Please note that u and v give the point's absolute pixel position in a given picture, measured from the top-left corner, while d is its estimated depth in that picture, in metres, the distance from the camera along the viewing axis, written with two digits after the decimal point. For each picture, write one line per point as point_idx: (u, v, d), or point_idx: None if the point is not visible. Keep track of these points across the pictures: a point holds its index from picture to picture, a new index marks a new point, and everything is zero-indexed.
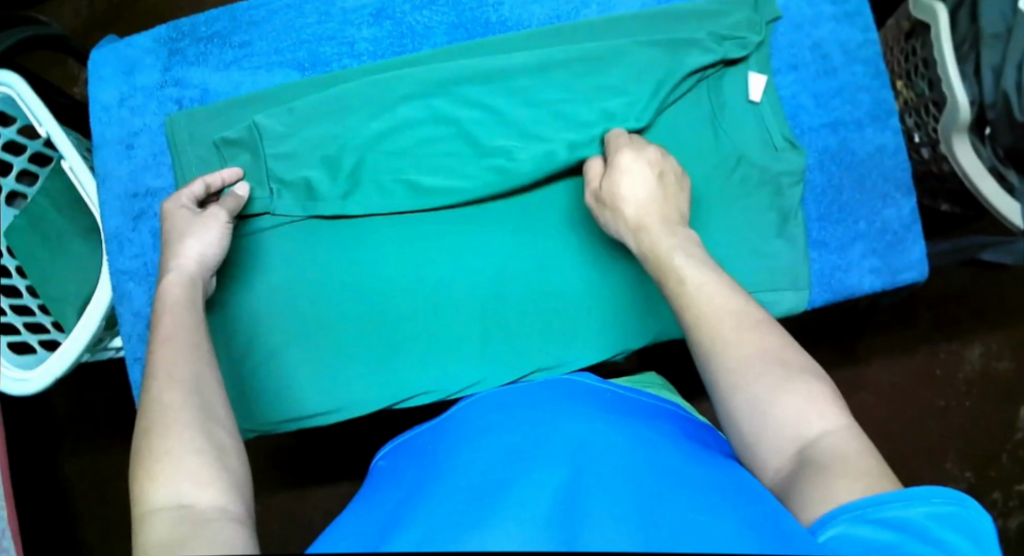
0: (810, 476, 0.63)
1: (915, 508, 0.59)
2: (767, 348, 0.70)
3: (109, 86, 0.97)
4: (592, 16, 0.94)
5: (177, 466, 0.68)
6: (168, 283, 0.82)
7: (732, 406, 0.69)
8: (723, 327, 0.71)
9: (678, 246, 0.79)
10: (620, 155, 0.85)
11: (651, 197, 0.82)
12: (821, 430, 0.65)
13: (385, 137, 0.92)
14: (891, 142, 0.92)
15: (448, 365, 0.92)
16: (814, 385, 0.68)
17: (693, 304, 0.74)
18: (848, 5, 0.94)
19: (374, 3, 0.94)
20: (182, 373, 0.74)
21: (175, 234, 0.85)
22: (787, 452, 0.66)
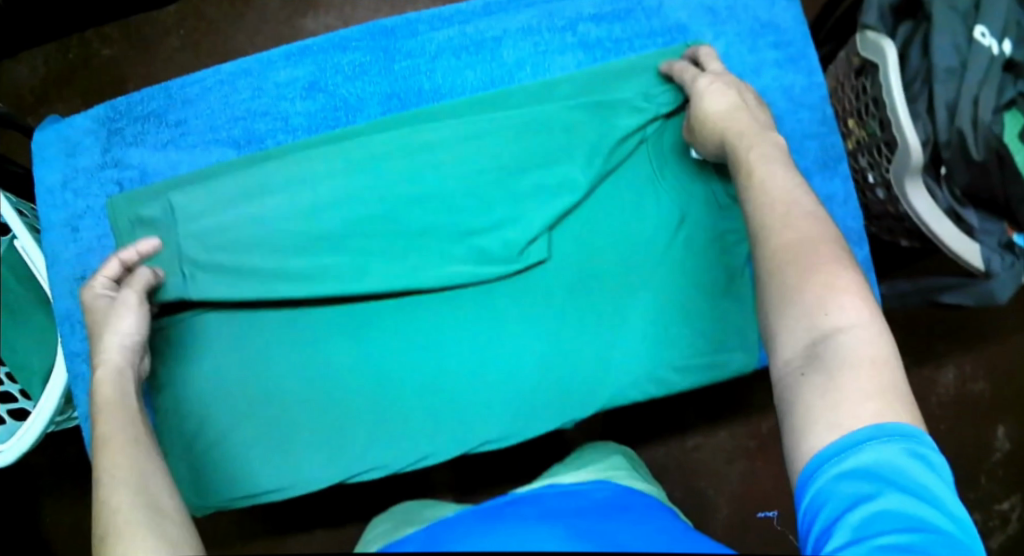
0: (818, 376, 0.64)
1: (890, 451, 0.60)
2: (811, 233, 0.71)
3: (53, 168, 0.96)
4: (526, 79, 0.92)
5: None
6: (100, 379, 0.81)
7: (767, 286, 0.70)
8: (781, 207, 0.73)
9: (758, 147, 0.78)
10: (703, 81, 0.85)
11: (727, 99, 0.83)
12: (843, 325, 0.66)
13: (304, 214, 0.89)
14: (840, 190, 0.92)
15: (397, 439, 0.91)
16: (847, 277, 0.68)
17: (760, 192, 0.75)
18: (790, 49, 0.93)
19: (305, 75, 0.93)
20: (127, 473, 0.74)
21: (99, 329, 0.83)
22: (800, 336, 0.67)
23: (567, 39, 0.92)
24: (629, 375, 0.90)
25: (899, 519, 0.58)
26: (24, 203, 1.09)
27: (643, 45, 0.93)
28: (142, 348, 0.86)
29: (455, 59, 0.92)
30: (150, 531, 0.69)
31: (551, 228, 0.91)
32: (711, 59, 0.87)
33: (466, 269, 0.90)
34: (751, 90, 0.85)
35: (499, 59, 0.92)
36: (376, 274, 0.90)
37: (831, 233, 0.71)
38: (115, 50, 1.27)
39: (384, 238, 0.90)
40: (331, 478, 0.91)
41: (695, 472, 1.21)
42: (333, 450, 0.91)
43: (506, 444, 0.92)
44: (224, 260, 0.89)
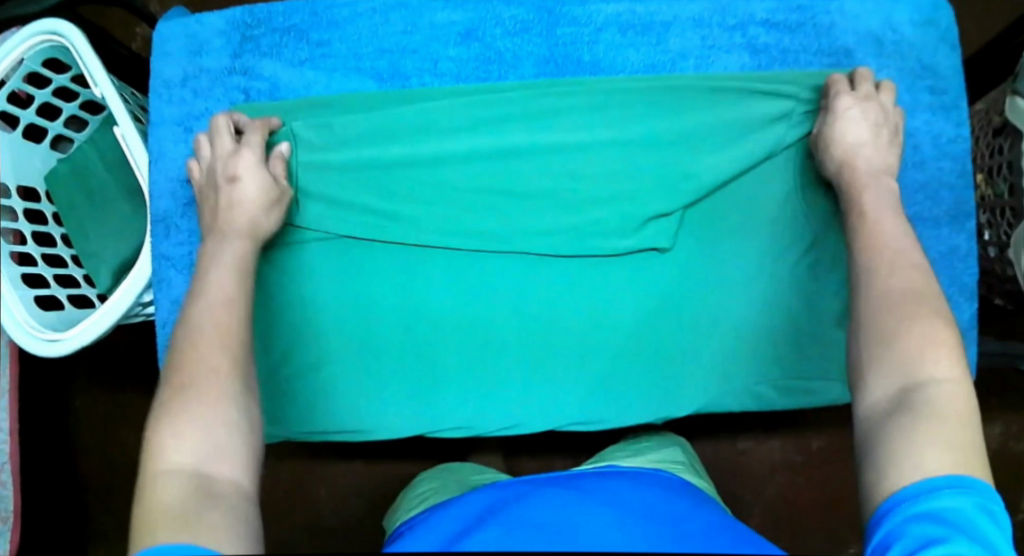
0: (905, 418, 0.64)
1: (963, 503, 0.60)
2: (909, 285, 0.70)
3: (173, 63, 0.94)
4: (688, 71, 0.91)
5: (199, 433, 0.65)
6: (233, 241, 0.80)
7: (864, 328, 0.70)
8: (885, 251, 0.74)
9: (870, 189, 0.80)
10: (841, 104, 0.84)
11: (867, 134, 0.83)
12: (939, 377, 0.66)
13: (434, 165, 0.89)
14: (964, 245, 0.92)
15: (489, 406, 0.90)
16: (946, 331, 0.68)
17: (873, 229, 0.76)
18: (945, 97, 0.92)
19: (463, 21, 0.90)
20: (233, 328, 0.71)
21: (242, 204, 0.82)
22: (891, 381, 0.67)
23: (735, 39, 0.91)
24: (730, 385, 0.90)
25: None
26: (127, 88, 1.05)
27: (808, 61, 0.92)
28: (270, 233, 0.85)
29: (620, 36, 0.90)
30: (234, 391, 0.67)
31: (686, 208, 0.89)
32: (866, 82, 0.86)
33: (571, 244, 0.89)
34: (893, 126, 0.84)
35: (665, 45, 0.90)
36: (489, 234, 0.89)
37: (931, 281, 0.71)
38: None
39: (511, 199, 0.89)
40: (411, 430, 0.91)
41: (739, 475, 1.22)
42: (421, 401, 0.90)
43: (593, 427, 0.92)
44: (339, 189, 0.88)
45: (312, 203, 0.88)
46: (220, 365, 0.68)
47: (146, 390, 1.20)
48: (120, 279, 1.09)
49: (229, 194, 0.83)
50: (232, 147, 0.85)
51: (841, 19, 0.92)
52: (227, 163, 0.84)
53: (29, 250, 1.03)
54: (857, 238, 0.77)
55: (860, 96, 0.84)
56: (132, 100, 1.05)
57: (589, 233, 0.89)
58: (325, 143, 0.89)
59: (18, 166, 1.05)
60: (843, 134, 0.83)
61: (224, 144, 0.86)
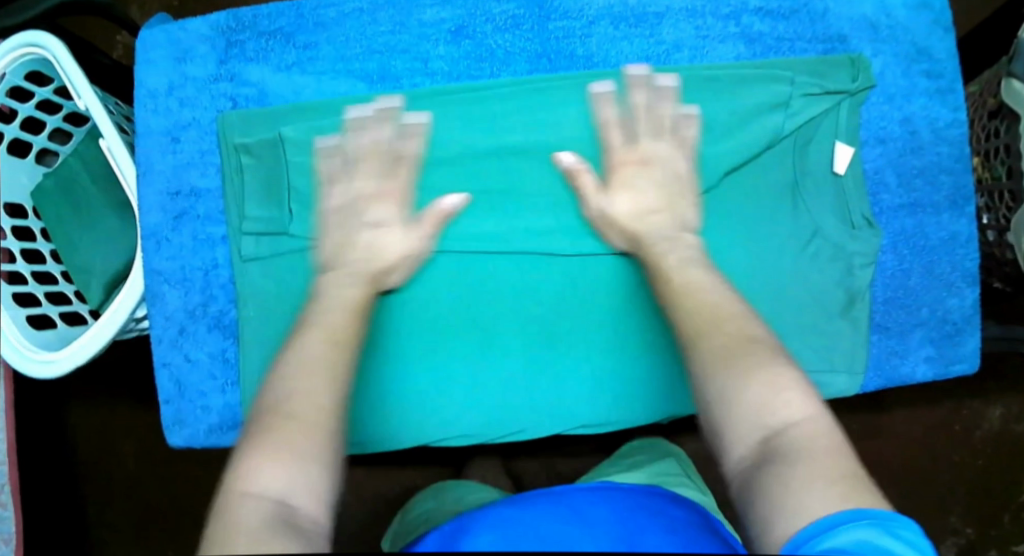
0: (774, 469, 0.61)
1: (870, 532, 0.58)
2: (742, 337, 0.69)
3: (159, 72, 0.92)
4: (683, 62, 0.89)
5: (291, 454, 0.61)
6: (331, 278, 0.80)
7: (704, 393, 0.67)
8: (704, 318, 0.71)
9: (666, 252, 0.80)
10: (624, 172, 0.84)
11: (657, 199, 0.83)
12: (791, 421, 0.63)
13: (427, 167, 0.87)
14: (965, 231, 0.92)
15: (492, 412, 0.88)
16: (785, 374, 0.66)
17: (688, 292, 0.74)
18: (941, 80, 0.92)
19: (452, 18, 0.89)
20: (335, 359, 0.70)
21: (377, 254, 0.82)
22: (750, 438, 0.64)
23: (729, 28, 0.90)
24: None
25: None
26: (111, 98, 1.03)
27: (803, 48, 0.91)
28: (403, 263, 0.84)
29: (613, 28, 0.89)
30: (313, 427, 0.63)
31: None
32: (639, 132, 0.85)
33: (571, 243, 0.87)
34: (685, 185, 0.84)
35: (659, 36, 0.89)
36: (483, 234, 0.87)
37: (757, 328, 0.70)
38: None
39: (508, 198, 0.87)
40: (414, 439, 0.88)
41: None
42: (423, 410, 0.87)
43: (602, 429, 0.90)
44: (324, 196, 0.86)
45: (304, 213, 0.87)
46: (316, 400, 0.66)
47: (143, 406, 1.18)
48: (110, 292, 1.06)
49: (368, 238, 0.83)
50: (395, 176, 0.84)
51: (835, 5, 0.91)
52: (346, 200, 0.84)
53: (18, 268, 1.00)
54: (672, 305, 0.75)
55: (639, 157, 0.84)
56: (117, 111, 1.02)
57: (585, 230, 0.87)
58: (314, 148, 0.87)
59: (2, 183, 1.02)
60: (614, 199, 0.84)
61: (366, 184, 0.84)
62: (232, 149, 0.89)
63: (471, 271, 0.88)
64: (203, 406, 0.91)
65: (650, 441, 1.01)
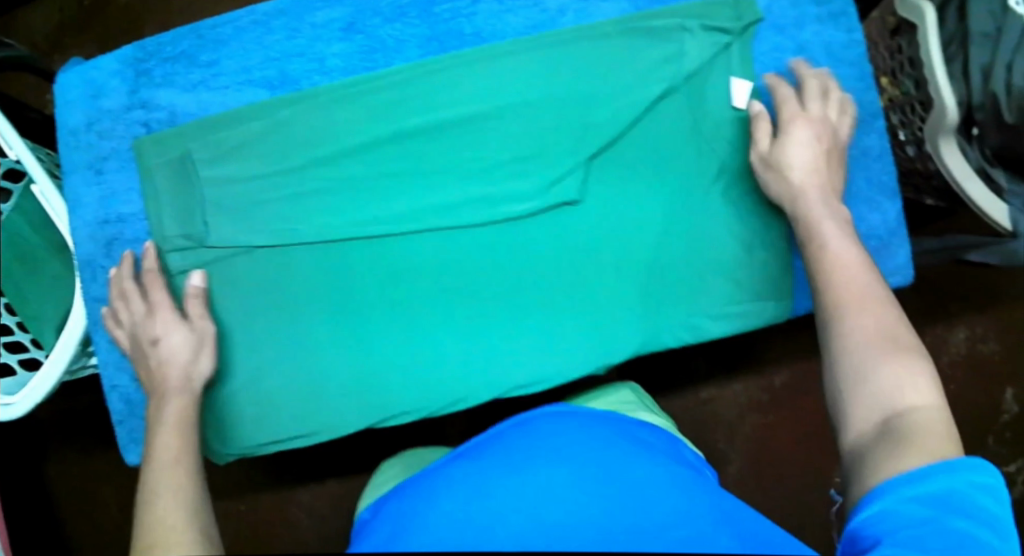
0: (890, 444, 0.62)
1: (959, 483, 0.58)
2: (879, 330, 0.69)
3: (76, 109, 0.95)
4: (568, 25, 0.91)
5: None
6: (155, 405, 0.83)
7: (841, 362, 0.69)
8: (851, 293, 0.73)
9: (824, 216, 0.80)
10: (799, 125, 0.85)
11: (815, 158, 0.84)
12: (917, 404, 0.64)
13: (336, 161, 0.90)
14: (876, 145, 0.92)
15: (428, 386, 0.91)
16: (920, 363, 0.67)
17: (833, 265, 0.76)
18: (832, 5, 0.93)
19: (344, 16, 0.92)
20: (177, 477, 0.74)
21: (172, 362, 0.85)
22: (873, 415, 0.65)
23: None
24: (663, 325, 0.91)
25: (955, 541, 0.55)
26: (40, 148, 1.06)
27: None
28: (205, 358, 0.87)
29: (498, 4, 0.91)
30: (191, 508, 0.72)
31: (591, 158, 0.90)
32: (814, 100, 0.87)
33: (484, 213, 0.89)
34: (837, 146, 0.85)
35: (542, 5, 0.92)
36: (397, 217, 0.90)
37: (896, 311, 0.71)
38: None
39: (418, 179, 0.90)
40: (359, 424, 0.91)
41: (710, 423, 1.22)
42: (363, 392, 0.91)
43: (540, 390, 0.92)
44: (236, 203, 0.90)
45: (225, 228, 0.89)
46: (177, 518, 0.70)
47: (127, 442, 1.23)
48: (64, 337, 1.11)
49: (156, 355, 0.86)
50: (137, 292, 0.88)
51: None
52: (145, 330, 0.86)
53: None
54: (816, 276, 0.76)
55: (812, 115, 0.85)
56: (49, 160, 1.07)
57: (495, 198, 0.90)
58: (229, 159, 0.90)
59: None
60: (785, 148, 0.84)
61: (134, 309, 0.88)
62: (148, 170, 0.92)
63: (275, 276, 0.91)
64: None
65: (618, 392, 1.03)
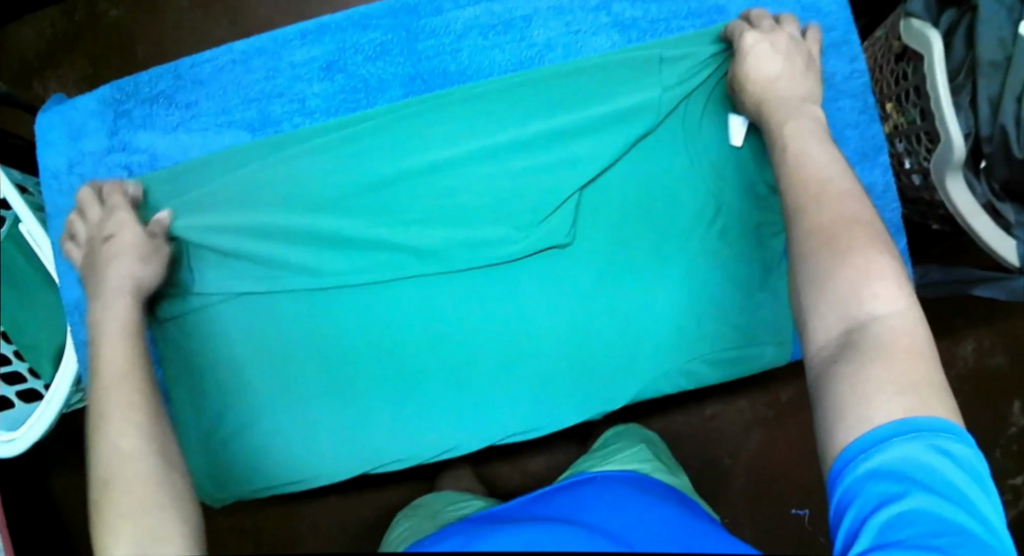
0: (852, 364, 0.60)
1: (919, 448, 0.56)
2: (843, 220, 0.66)
3: (57, 152, 0.92)
4: (557, 61, 0.88)
5: (134, 510, 0.64)
6: (102, 304, 0.79)
7: (802, 264, 0.66)
8: (822, 192, 0.69)
9: (790, 116, 0.77)
10: (749, 44, 0.81)
11: (782, 69, 0.80)
12: (880, 313, 0.61)
13: (318, 208, 0.87)
14: (881, 181, 0.89)
15: (420, 433, 0.90)
16: (883, 263, 0.63)
17: (795, 162, 0.73)
18: (833, 34, 0.89)
19: (323, 55, 0.89)
20: (135, 402, 0.70)
21: (118, 256, 0.81)
22: (833, 321, 0.62)
23: (600, 19, 0.88)
24: (659, 369, 0.89)
25: (926, 524, 0.54)
26: (30, 181, 1.05)
27: (680, 27, 0.88)
28: (159, 268, 0.83)
29: (482, 39, 0.88)
30: (155, 442, 0.68)
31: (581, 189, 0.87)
32: (764, 19, 0.84)
33: (470, 257, 0.87)
34: (806, 55, 0.81)
35: (529, 39, 0.88)
36: (384, 264, 0.88)
37: (869, 214, 0.67)
38: (122, 12, 1.21)
39: (401, 224, 0.87)
40: (352, 471, 0.90)
41: (714, 440, 1.20)
42: (355, 441, 0.89)
43: (533, 435, 0.91)
44: (220, 244, 0.86)
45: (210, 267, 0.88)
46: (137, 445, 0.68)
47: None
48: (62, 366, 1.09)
49: (106, 251, 0.82)
50: (99, 206, 0.85)
51: None
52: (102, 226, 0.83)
53: None
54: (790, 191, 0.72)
55: (765, 30, 0.82)
56: (38, 191, 1.08)
57: (485, 244, 0.87)
58: (204, 207, 0.87)
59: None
60: (751, 67, 0.81)
61: (95, 214, 0.85)
62: None
63: (262, 322, 0.88)
64: None
65: (623, 427, 1.02)
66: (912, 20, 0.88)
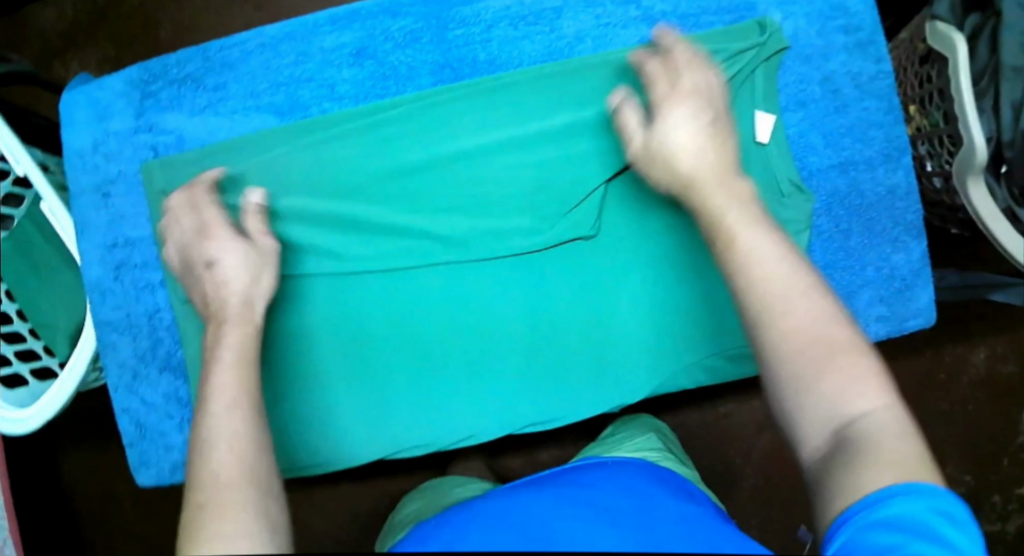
0: (845, 462, 0.59)
1: (920, 508, 0.56)
2: (813, 304, 0.65)
3: (82, 130, 0.92)
4: (587, 53, 0.88)
5: (228, 511, 0.60)
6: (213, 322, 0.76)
7: (776, 371, 0.64)
8: (788, 283, 0.66)
9: (728, 199, 0.74)
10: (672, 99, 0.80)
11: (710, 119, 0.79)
12: (867, 410, 0.61)
13: (347, 194, 0.87)
14: (904, 183, 0.90)
15: (441, 421, 0.90)
16: (858, 360, 0.63)
17: (744, 254, 0.69)
18: (860, 34, 0.89)
19: (353, 41, 0.89)
20: (241, 403, 0.67)
21: (231, 271, 0.78)
22: (823, 424, 0.62)
23: (630, 13, 0.88)
24: (679, 362, 0.89)
25: None
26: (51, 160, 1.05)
27: (709, 23, 0.89)
28: (267, 270, 0.80)
29: (513, 29, 0.88)
30: (258, 448, 0.65)
31: (607, 183, 0.87)
32: (672, 45, 0.84)
33: (495, 246, 0.88)
34: (719, 91, 0.81)
35: (559, 30, 0.88)
36: (408, 250, 0.88)
37: (830, 301, 0.66)
38: None
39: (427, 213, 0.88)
40: (372, 456, 0.90)
41: (728, 438, 1.20)
42: (376, 425, 0.90)
43: (554, 426, 0.91)
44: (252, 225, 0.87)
45: None
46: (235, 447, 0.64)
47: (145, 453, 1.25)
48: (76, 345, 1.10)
49: (211, 279, 0.78)
50: (195, 230, 0.81)
51: None
52: (197, 245, 0.80)
53: None
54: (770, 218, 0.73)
55: (676, 92, 0.80)
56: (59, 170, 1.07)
57: (510, 233, 0.88)
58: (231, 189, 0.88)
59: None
60: (664, 135, 0.79)
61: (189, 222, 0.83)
62: (165, 196, 0.90)
63: (291, 306, 0.88)
64: (165, 445, 0.93)
65: (632, 420, 1.01)
66: (936, 22, 0.89)
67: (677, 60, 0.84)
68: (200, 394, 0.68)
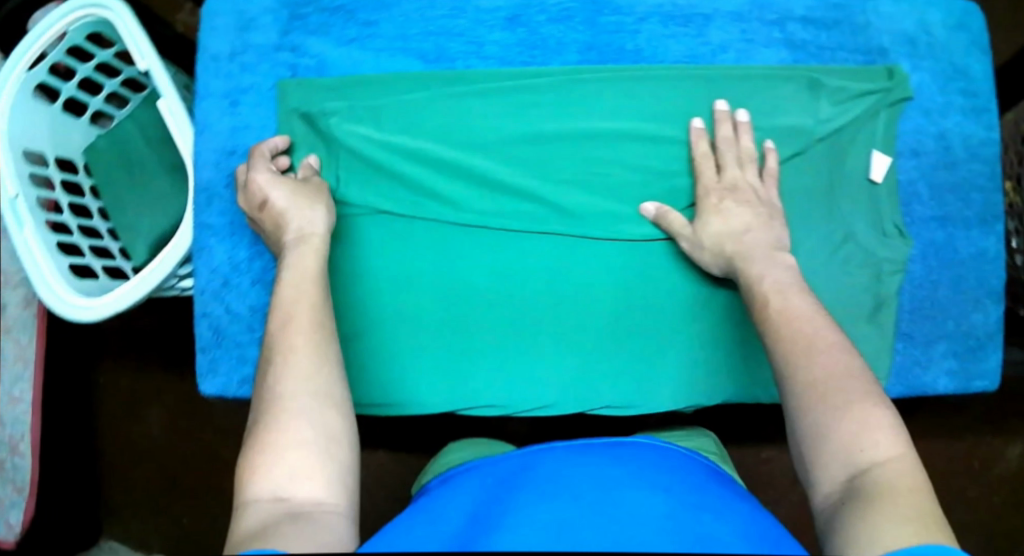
0: (857, 508, 0.63)
1: None
2: (838, 360, 0.70)
3: (221, 37, 0.95)
4: (727, 63, 0.93)
5: (285, 454, 0.65)
6: (297, 257, 0.81)
7: (798, 420, 0.70)
8: (810, 346, 0.72)
9: (766, 270, 0.81)
10: (716, 199, 0.87)
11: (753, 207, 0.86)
12: (880, 459, 0.65)
13: (472, 149, 0.91)
14: (993, 247, 0.94)
15: (517, 386, 0.91)
16: (877, 412, 0.67)
17: (781, 320, 0.76)
18: (977, 100, 0.94)
19: (509, 7, 0.93)
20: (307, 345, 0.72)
21: (291, 210, 0.84)
22: (838, 472, 0.66)
23: (774, 35, 0.93)
24: (756, 375, 0.92)
25: None
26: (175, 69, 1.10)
27: (843, 59, 0.94)
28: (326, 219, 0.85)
29: (663, 26, 0.93)
30: (315, 387, 0.70)
31: None
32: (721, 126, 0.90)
33: (606, 227, 0.91)
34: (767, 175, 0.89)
35: (706, 36, 0.93)
36: (519, 213, 0.91)
37: (855, 358, 0.71)
38: None
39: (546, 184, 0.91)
40: (444, 408, 0.90)
41: (764, 482, 1.21)
42: (453, 377, 0.90)
43: (626, 414, 0.92)
44: (380, 160, 0.90)
45: (358, 176, 0.91)
46: (300, 379, 0.70)
47: (189, 376, 1.26)
48: (154, 252, 1.12)
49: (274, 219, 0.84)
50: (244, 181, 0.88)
51: (877, 19, 0.94)
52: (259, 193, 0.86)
53: (65, 219, 1.05)
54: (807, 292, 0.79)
55: (724, 184, 0.88)
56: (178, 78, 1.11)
57: (622, 216, 0.91)
58: (366, 123, 0.91)
59: (25, 129, 1.04)
60: (705, 225, 0.86)
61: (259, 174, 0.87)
62: (295, 118, 0.92)
63: (395, 245, 0.91)
64: (239, 357, 0.94)
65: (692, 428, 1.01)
66: None
67: (739, 143, 0.90)
68: (273, 326, 0.74)
